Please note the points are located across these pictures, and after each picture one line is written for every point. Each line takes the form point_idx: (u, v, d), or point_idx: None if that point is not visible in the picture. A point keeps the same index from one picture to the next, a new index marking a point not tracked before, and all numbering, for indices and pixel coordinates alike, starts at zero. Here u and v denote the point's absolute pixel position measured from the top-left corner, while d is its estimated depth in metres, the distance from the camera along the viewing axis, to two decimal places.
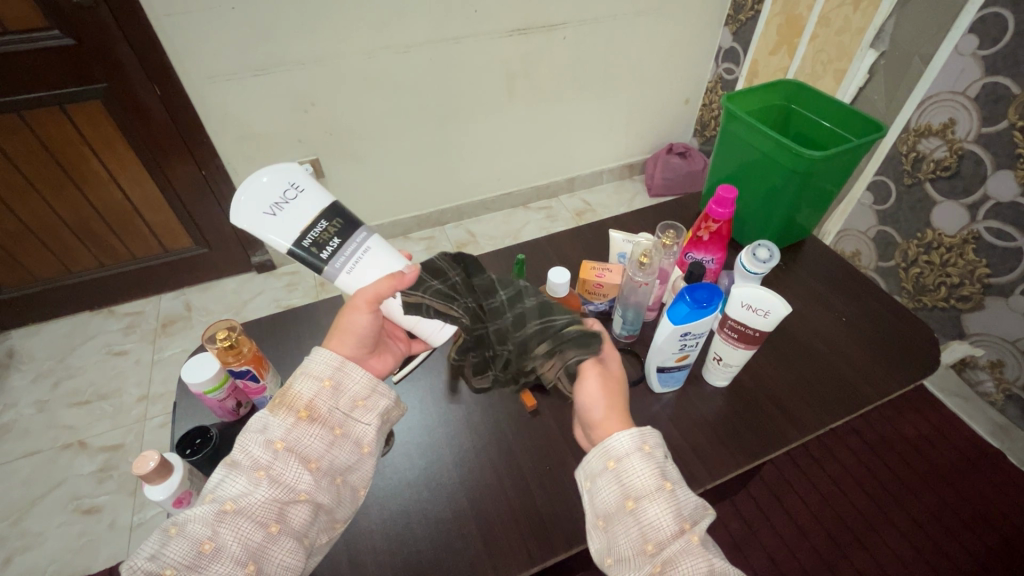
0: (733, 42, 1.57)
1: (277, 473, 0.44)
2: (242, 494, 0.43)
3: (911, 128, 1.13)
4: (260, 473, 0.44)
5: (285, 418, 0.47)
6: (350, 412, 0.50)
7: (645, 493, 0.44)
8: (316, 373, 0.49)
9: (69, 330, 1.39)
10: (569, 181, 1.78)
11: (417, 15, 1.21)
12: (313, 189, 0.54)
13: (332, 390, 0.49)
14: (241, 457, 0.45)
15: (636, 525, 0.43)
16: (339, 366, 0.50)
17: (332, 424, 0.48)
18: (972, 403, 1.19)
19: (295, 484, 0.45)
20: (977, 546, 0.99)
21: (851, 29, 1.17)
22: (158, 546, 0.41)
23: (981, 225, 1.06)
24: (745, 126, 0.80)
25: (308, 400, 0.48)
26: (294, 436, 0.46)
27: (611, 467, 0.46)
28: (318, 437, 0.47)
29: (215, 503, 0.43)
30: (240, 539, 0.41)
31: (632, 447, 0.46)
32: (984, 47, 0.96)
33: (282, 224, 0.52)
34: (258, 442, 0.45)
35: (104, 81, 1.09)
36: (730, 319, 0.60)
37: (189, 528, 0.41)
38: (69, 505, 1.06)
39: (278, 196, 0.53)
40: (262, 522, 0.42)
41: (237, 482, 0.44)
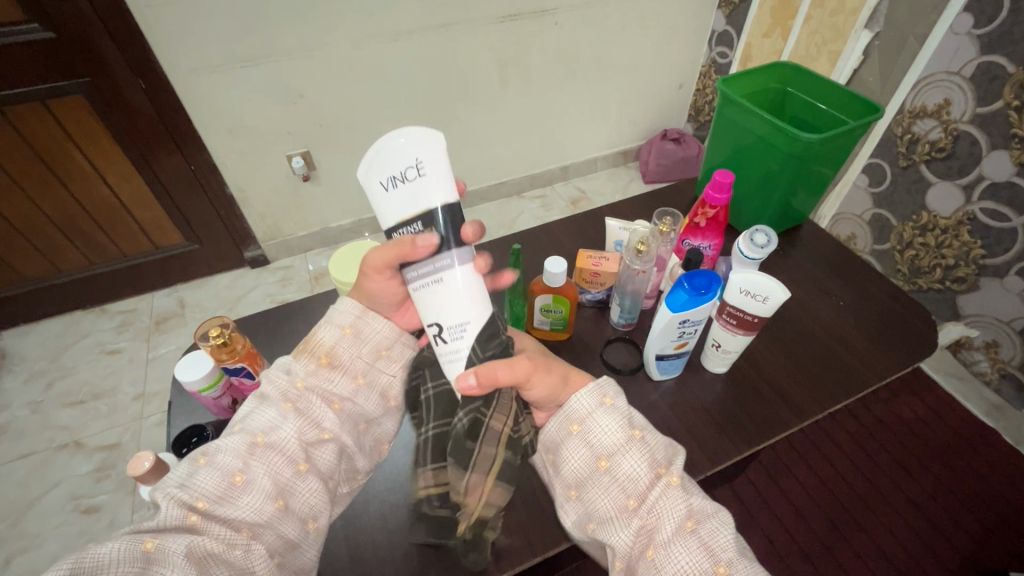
0: (726, 25, 1.55)
1: (303, 408, 0.47)
2: (271, 426, 0.45)
3: (906, 110, 1.12)
4: (287, 407, 0.46)
5: (308, 362, 0.49)
6: (373, 362, 0.52)
7: (616, 448, 0.44)
8: (338, 321, 0.51)
9: (60, 330, 1.37)
10: (563, 169, 1.77)
11: (406, 2, 1.19)
12: (438, 181, 0.43)
13: (352, 338, 0.51)
14: (269, 392, 0.47)
15: (614, 480, 0.43)
16: (360, 316, 0.52)
17: (354, 372, 0.50)
18: (966, 383, 1.20)
19: (320, 420, 0.47)
20: (972, 524, 1.00)
21: (845, 10, 1.16)
22: (187, 475, 0.42)
23: (977, 206, 1.06)
24: (741, 110, 0.79)
25: (330, 346, 0.50)
26: (314, 380, 0.48)
27: (576, 431, 0.45)
28: (340, 384, 0.49)
29: (245, 435, 0.44)
30: (270, 471, 0.43)
31: (594, 402, 0.45)
32: (979, 26, 0.96)
33: (387, 203, 0.44)
34: (281, 381, 0.47)
35: (86, 75, 1.06)
36: (729, 305, 0.60)
37: (217, 459, 0.43)
38: (68, 506, 1.06)
39: (401, 169, 0.43)
40: (291, 458, 0.44)
41: (265, 415, 0.45)
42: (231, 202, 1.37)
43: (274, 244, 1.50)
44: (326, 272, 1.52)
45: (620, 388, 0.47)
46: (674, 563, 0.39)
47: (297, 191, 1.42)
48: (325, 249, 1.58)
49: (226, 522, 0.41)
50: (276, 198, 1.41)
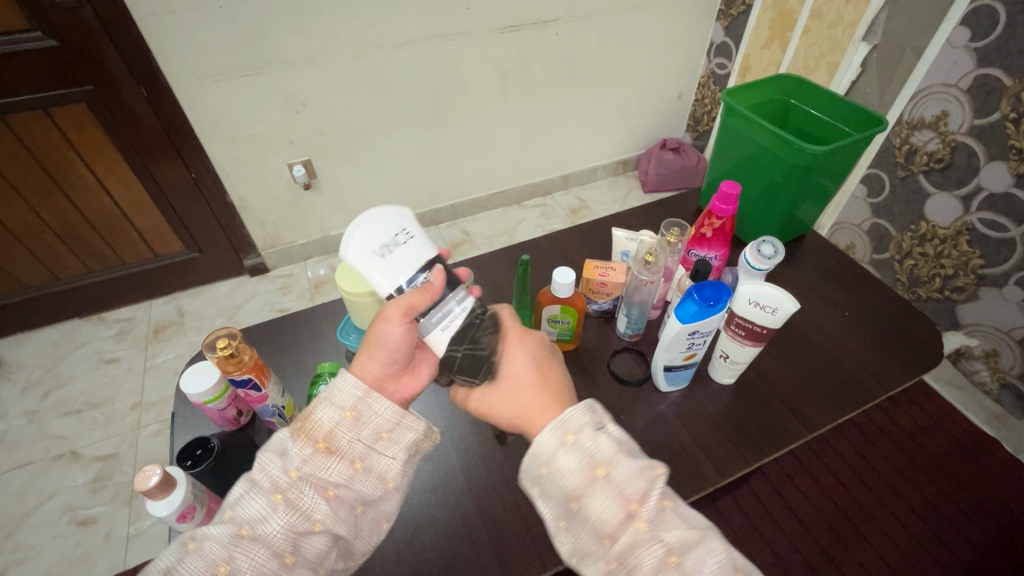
0: (724, 36, 1.56)
1: (294, 498, 0.43)
2: (259, 517, 0.41)
3: (904, 121, 1.13)
4: (277, 497, 0.42)
5: (303, 447, 0.44)
6: (373, 445, 0.46)
7: (581, 489, 0.41)
8: (338, 402, 0.46)
9: (58, 338, 1.36)
10: (563, 178, 1.77)
11: (408, 12, 1.20)
12: (419, 239, 0.50)
13: (352, 422, 0.46)
14: (261, 476, 0.43)
15: (587, 521, 0.40)
16: (361, 397, 0.47)
17: (353, 457, 0.45)
18: (967, 392, 1.20)
19: (310, 512, 0.43)
20: (976, 535, 1.00)
21: (843, 23, 1.17)
22: (174, 560, 0.39)
23: (975, 217, 1.07)
24: (745, 121, 0.80)
25: (327, 430, 0.45)
26: (308, 468, 0.44)
27: (543, 472, 0.43)
28: (337, 471, 0.45)
29: (233, 525, 0.41)
30: (254, 565, 0.40)
31: (554, 443, 0.42)
32: (976, 39, 0.97)
33: (383, 268, 0.47)
34: (273, 469, 0.43)
35: (88, 84, 1.06)
36: (737, 316, 0.60)
37: (206, 546, 0.40)
38: (63, 517, 1.04)
39: (388, 237, 0.48)
40: (278, 552, 0.41)
41: (254, 504, 0.42)
42: (231, 210, 1.37)
43: (274, 252, 1.50)
44: (326, 279, 1.51)
45: (587, 419, 0.43)
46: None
47: (297, 199, 1.42)
48: (324, 257, 1.57)
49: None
50: (277, 206, 1.41)
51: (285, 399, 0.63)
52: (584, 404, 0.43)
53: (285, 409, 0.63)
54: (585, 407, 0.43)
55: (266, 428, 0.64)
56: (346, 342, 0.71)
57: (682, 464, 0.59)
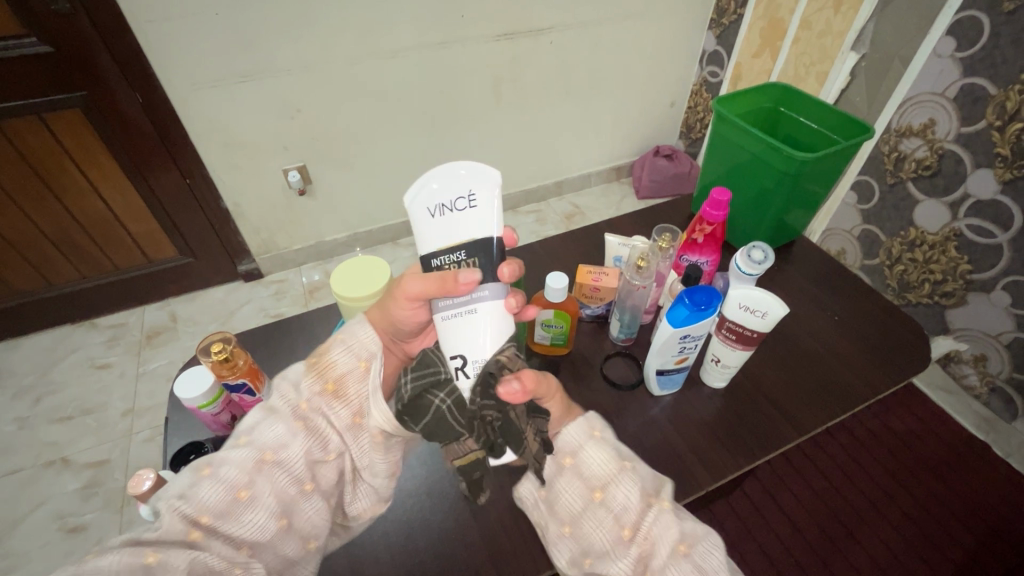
0: (716, 45, 1.59)
1: (313, 426, 0.47)
2: (280, 443, 0.44)
3: (893, 129, 1.15)
4: (297, 425, 0.46)
5: (314, 385, 0.48)
6: (377, 396, 0.50)
7: (608, 479, 0.43)
8: (355, 351, 0.50)
9: (49, 344, 1.35)
10: (558, 184, 1.79)
11: (404, 20, 1.21)
12: (485, 210, 0.47)
13: (365, 373, 0.50)
14: (278, 406, 0.46)
15: (607, 512, 0.42)
16: (375, 353, 0.51)
17: (356, 404, 0.49)
18: (957, 397, 1.22)
19: (324, 441, 0.47)
20: (967, 538, 1.01)
21: (833, 32, 1.19)
22: (189, 485, 0.40)
23: (962, 223, 1.08)
24: (735, 128, 0.81)
25: (339, 373, 0.49)
26: (320, 404, 0.48)
27: (566, 464, 0.45)
28: (340, 411, 0.48)
29: (253, 449, 0.43)
30: (276, 489, 0.43)
31: (583, 436, 0.45)
32: (962, 49, 0.99)
33: (432, 228, 0.47)
34: (291, 399, 0.47)
35: (83, 89, 1.06)
36: (727, 320, 0.60)
37: (222, 471, 0.42)
38: (54, 525, 1.03)
39: (448, 199, 0.47)
40: (298, 478, 0.45)
41: (274, 430, 0.45)
42: (226, 215, 1.37)
43: (268, 257, 1.50)
44: (320, 285, 1.51)
45: (609, 425, 0.47)
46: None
47: (292, 205, 1.42)
48: (319, 263, 1.57)
49: (227, 538, 0.40)
50: (272, 211, 1.41)
51: None
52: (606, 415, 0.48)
53: None
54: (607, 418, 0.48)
55: None
56: None
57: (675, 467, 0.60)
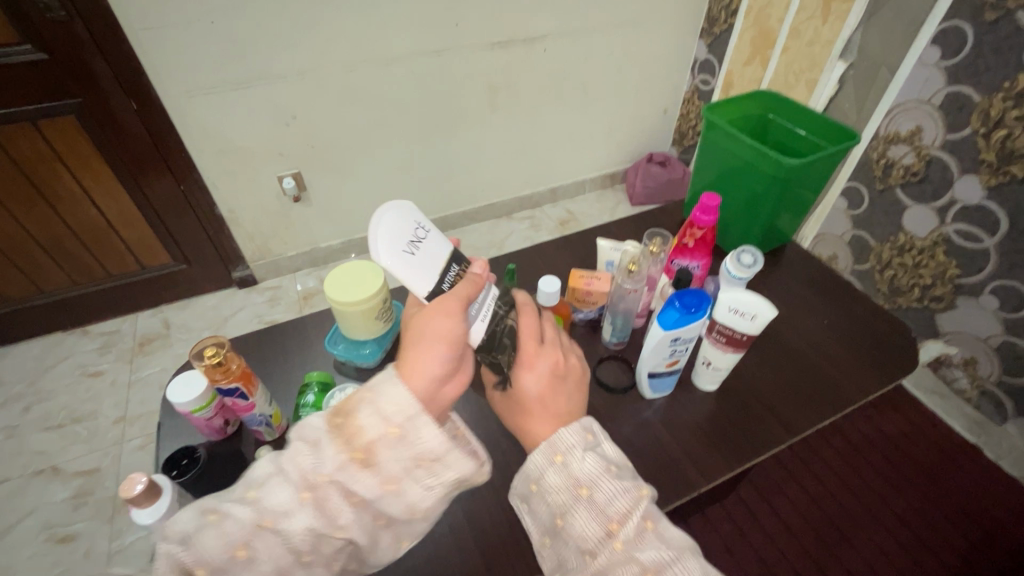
0: (708, 53, 1.61)
1: (322, 501, 0.38)
2: (285, 510, 0.38)
3: (881, 136, 1.17)
4: (305, 497, 0.38)
5: (338, 453, 0.38)
6: (411, 469, 0.40)
7: (564, 507, 0.41)
8: (385, 413, 0.39)
9: (41, 351, 1.34)
10: (552, 191, 1.80)
11: (398, 28, 1.22)
12: (436, 231, 0.53)
13: (396, 440, 0.39)
14: (289, 469, 0.38)
15: (570, 538, 0.41)
16: (411, 416, 0.39)
17: (387, 476, 0.39)
18: (947, 400, 1.23)
19: (336, 518, 0.38)
20: (959, 540, 1.01)
21: (821, 41, 1.21)
22: (194, 528, 0.38)
23: (950, 228, 1.10)
24: (725, 134, 0.82)
25: (368, 440, 0.38)
26: (341, 477, 0.38)
27: (533, 488, 0.44)
28: (366, 486, 0.38)
29: (255, 514, 0.38)
30: (272, 555, 0.38)
31: (542, 462, 0.43)
32: (946, 58, 1.01)
33: (418, 262, 0.50)
34: (303, 467, 0.38)
35: (77, 96, 1.06)
36: (718, 323, 0.61)
37: (226, 524, 0.37)
38: (42, 535, 1.02)
39: (410, 234, 0.50)
40: (296, 549, 0.38)
41: (279, 496, 0.38)
42: (220, 222, 1.37)
43: (262, 263, 1.50)
44: (315, 291, 1.51)
45: (577, 439, 0.44)
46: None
47: (287, 212, 1.42)
48: (313, 269, 1.57)
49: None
50: (267, 218, 1.41)
51: (273, 408, 0.62)
52: (575, 428, 0.44)
53: (273, 419, 0.62)
54: (576, 430, 0.44)
55: (252, 437, 0.64)
56: (334, 351, 0.71)
57: (668, 471, 0.60)
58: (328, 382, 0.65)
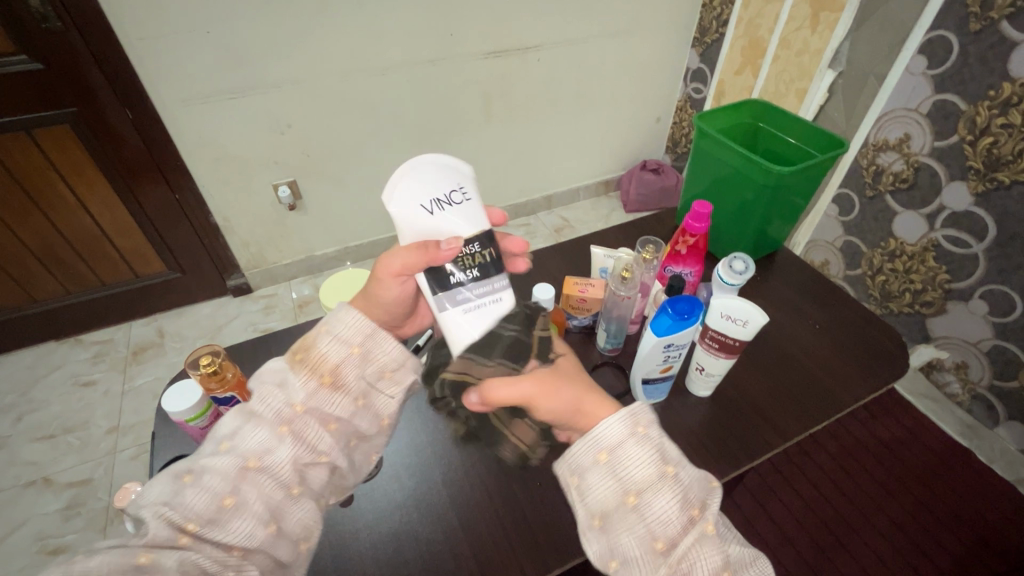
0: (699, 62, 1.63)
1: (299, 430, 0.47)
2: (264, 450, 0.45)
3: (870, 143, 1.18)
4: (283, 429, 0.46)
5: (308, 382, 0.49)
6: (375, 383, 0.52)
7: (646, 484, 0.42)
8: (345, 339, 0.51)
9: (33, 361, 1.33)
10: (547, 198, 1.81)
11: (394, 38, 1.23)
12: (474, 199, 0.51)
13: (360, 358, 0.51)
14: (262, 410, 0.47)
15: (642, 519, 0.41)
16: (368, 335, 0.52)
17: (355, 394, 0.50)
18: (940, 404, 1.24)
19: (316, 443, 0.48)
20: (953, 544, 1.02)
21: (810, 50, 1.24)
22: (172, 493, 0.41)
23: (939, 233, 1.11)
24: (716, 143, 0.83)
25: (334, 364, 0.50)
26: (314, 402, 0.48)
27: (602, 459, 0.43)
28: (340, 406, 0.49)
29: (235, 457, 0.44)
30: (263, 495, 0.43)
31: (625, 434, 0.43)
32: (932, 67, 1.03)
33: (437, 223, 0.49)
34: (275, 403, 0.47)
35: (72, 106, 1.07)
36: (710, 329, 0.62)
37: (205, 479, 0.42)
38: (34, 547, 1.01)
39: (445, 191, 0.49)
40: (284, 482, 0.45)
41: (257, 435, 0.45)
42: (215, 230, 1.37)
43: (257, 272, 1.50)
44: (310, 299, 1.51)
45: (653, 418, 0.45)
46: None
47: (282, 220, 1.43)
48: (309, 277, 1.57)
49: (216, 546, 0.41)
50: (262, 226, 1.41)
51: None
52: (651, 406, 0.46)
53: None
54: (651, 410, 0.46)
55: None
56: None
57: None
58: None
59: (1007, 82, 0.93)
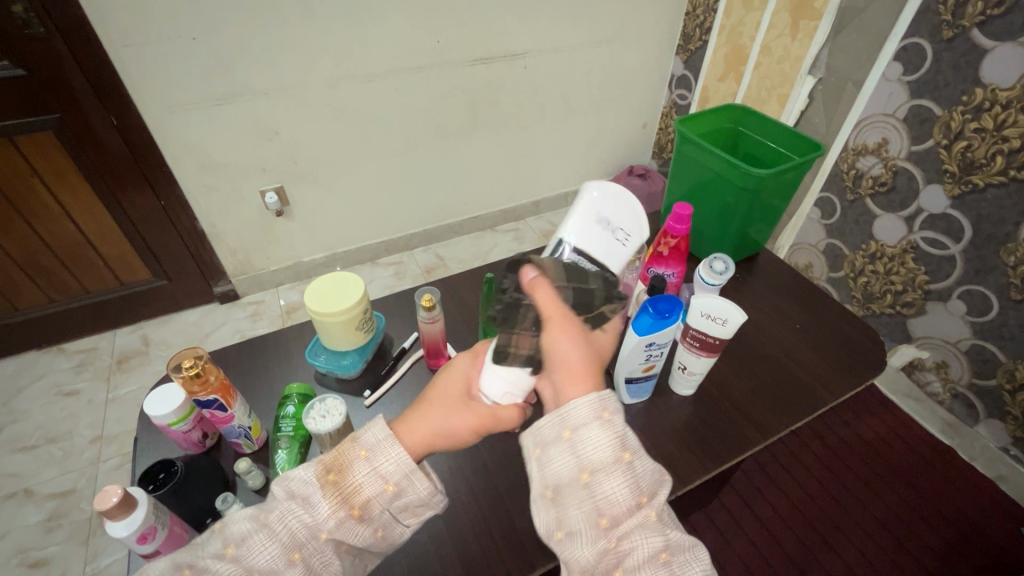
0: (684, 69, 1.65)
1: (310, 560, 0.42)
2: (272, 571, 0.41)
3: (850, 148, 1.21)
4: (295, 556, 0.41)
5: (335, 509, 0.43)
6: (397, 514, 0.46)
7: (601, 466, 0.42)
8: (382, 472, 0.45)
9: (14, 371, 1.31)
10: (535, 204, 1.82)
11: (381, 46, 1.24)
12: (628, 251, 0.60)
13: (390, 495, 0.45)
14: (281, 526, 0.42)
15: (591, 497, 0.41)
16: (406, 473, 0.45)
17: (377, 525, 0.45)
18: (921, 403, 1.26)
19: (323, 571, 0.42)
20: (936, 541, 1.03)
21: (791, 58, 1.26)
22: None
23: (918, 235, 1.14)
24: (697, 147, 0.85)
25: (365, 497, 0.44)
26: (338, 532, 0.43)
27: (564, 436, 0.44)
28: (358, 536, 0.44)
29: (244, 572, 0.40)
30: None
31: (591, 416, 0.44)
32: (908, 73, 1.06)
33: (592, 227, 0.59)
34: (301, 524, 0.42)
35: (56, 112, 1.06)
36: (692, 328, 0.63)
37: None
38: (14, 560, 0.99)
39: (619, 223, 0.60)
40: None
41: (268, 553, 0.41)
42: (202, 237, 1.36)
43: (244, 278, 1.49)
44: (298, 306, 1.51)
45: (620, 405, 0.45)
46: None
47: (269, 227, 1.42)
48: (297, 284, 1.57)
49: None
50: (249, 232, 1.41)
51: (252, 419, 0.62)
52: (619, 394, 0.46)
53: (252, 430, 0.62)
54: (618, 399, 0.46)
55: (233, 450, 0.63)
56: (314, 363, 0.71)
57: None
58: (309, 393, 0.65)
59: (979, 88, 0.96)
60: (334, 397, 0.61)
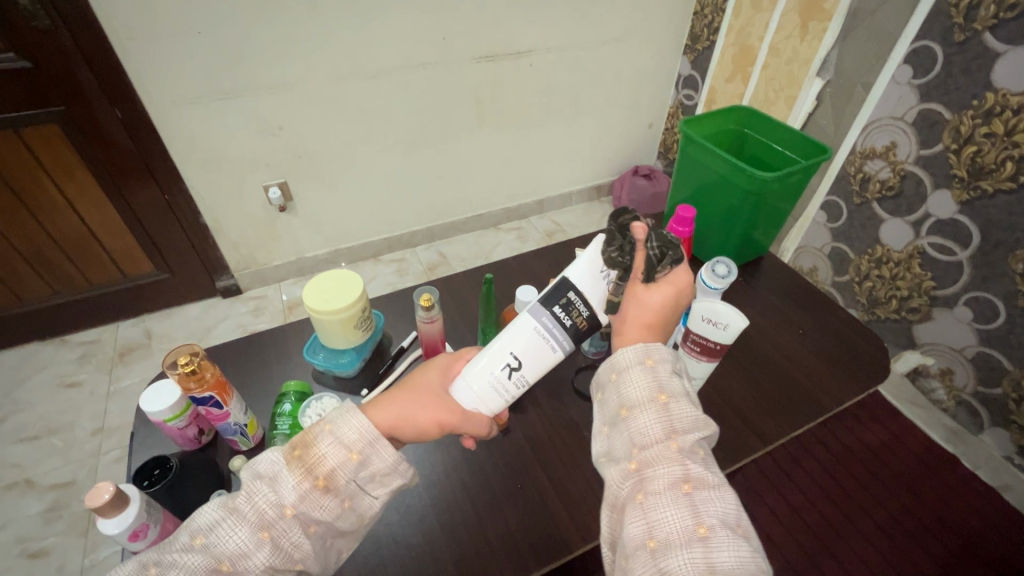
0: (691, 70, 1.64)
1: (279, 538, 0.41)
2: (240, 553, 0.39)
3: (858, 151, 1.20)
4: (262, 534, 0.40)
5: (300, 481, 0.41)
6: (365, 485, 0.44)
7: (639, 403, 0.42)
8: (345, 442, 0.43)
9: (18, 362, 1.32)
10: (539, 203, 1.81)
11: (386, 42, 1.24)
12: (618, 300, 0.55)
13: (356, 465, 0.43)
14: (246, 506, 0.41)
15: (627, 430, 0.42)
16: (370, 441, 0.44)
17: (345, 497, 0.43)
18: (925, 410, 1.24)
19: (293, 552, 0.41)
20: (939, 550, 1.02)
21: (799, 59, 1.25)
22: None
23: (925, 240, 1.12)
24: (702, 149, 0.84)
25: (328, 468, 0.42)
26: (304, 506, 0.41)
27: (611, 378, 0.45)
28: (326, 510, 0.42)
29: (209, 557, 0.39)
30: None
31: (634, 360, 0.45)
32: (918, 76, 1.04)
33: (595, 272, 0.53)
34: (265, 502, 0.41)
35: (60, 104, 1.06)
36: (692, 333, 0.62)
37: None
38: (14, 550, 1.00)
39: None
40: None
41: (235, 537, 0.40)
42: (205, 231, 1.36)
43: (247, 273, 1.49)
44: (300, 302, 1.50)
45: (669, 356, 0.45)
46: (658, 513, 0.37)
47: (273, 222, 1.42)
48: (300, 279, 1.57)
49: None
50: (252, 228, 1.41)
51: (248, 417, 0.62)
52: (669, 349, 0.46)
53: (249, 427, 0.62)
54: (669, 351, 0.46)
55: (229, 448, 0.63)
56: (313, 361, 0.71)
57: None
58: (306, 391, 0.64)
59: (989, 92, 0.94)
60: (331, 396, 0.62)
